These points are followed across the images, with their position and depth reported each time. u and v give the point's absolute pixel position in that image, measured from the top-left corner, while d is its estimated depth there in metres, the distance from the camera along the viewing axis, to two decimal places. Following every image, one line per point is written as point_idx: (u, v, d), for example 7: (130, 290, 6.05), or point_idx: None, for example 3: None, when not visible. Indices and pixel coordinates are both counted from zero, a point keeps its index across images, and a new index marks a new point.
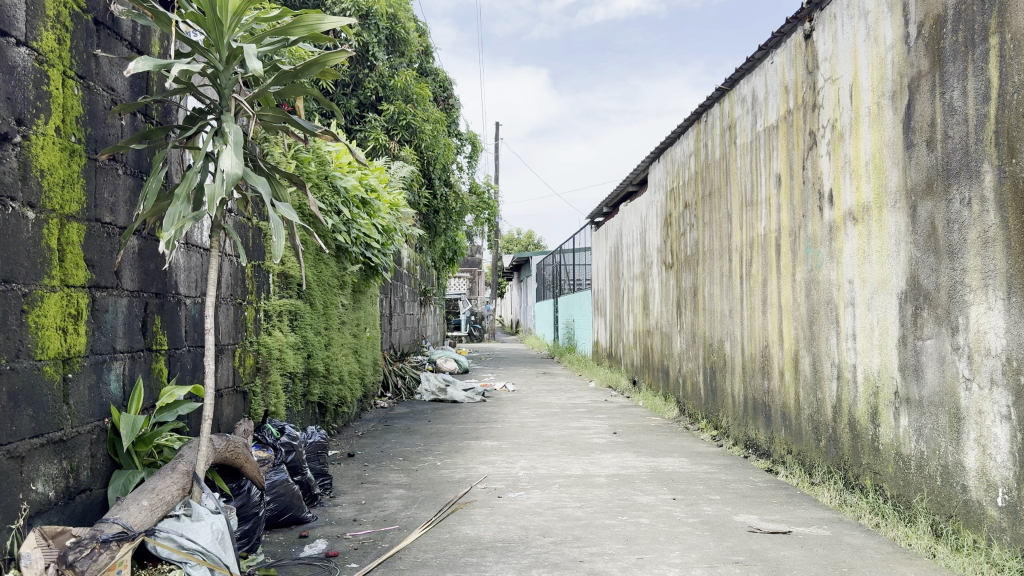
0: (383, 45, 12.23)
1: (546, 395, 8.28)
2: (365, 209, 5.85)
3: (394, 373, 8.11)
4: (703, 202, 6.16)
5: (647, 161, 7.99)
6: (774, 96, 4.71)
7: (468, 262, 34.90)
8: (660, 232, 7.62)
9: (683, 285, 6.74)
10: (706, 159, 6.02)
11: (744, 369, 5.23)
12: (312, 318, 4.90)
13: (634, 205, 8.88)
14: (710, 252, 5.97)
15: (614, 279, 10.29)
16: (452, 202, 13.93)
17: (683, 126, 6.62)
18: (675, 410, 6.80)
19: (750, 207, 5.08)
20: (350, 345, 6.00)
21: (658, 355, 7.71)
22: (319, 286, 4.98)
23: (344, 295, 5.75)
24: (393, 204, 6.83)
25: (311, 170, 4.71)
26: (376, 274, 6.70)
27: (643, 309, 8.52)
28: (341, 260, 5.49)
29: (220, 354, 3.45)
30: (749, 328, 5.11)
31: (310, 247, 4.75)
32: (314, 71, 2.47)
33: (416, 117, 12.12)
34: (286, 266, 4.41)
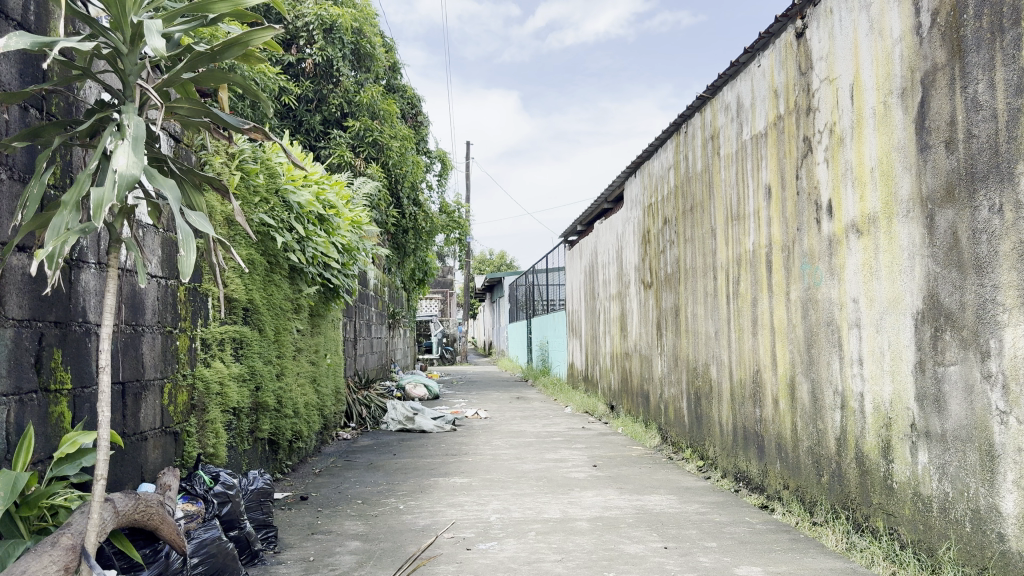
0: (349, 61, 11.81)
1: (520, 423, 7.85)
2: (323, 226, 5.41)
3: (358, 401, 7.63)
4: (683, 217, 5.81)
5: (622, 176, 7.65)
6: (762, 102, 4.38)
7: (440, 283, 34.44)
8: (637, 249, 7.27)
9: (663, 305, 6.37)
10: (686, 172, 5.68)
11: (733, 396, 4.86)
12: (261, 345, 4.44)
13: (610, 222, 8.52)
14: (692, 270, 5.61)
15: (589, 300, 9.92)
16: (421, 221, 13.50)
17: (661, 138, 6.29)
18: (657, 438, 6.41)
19: (736, 222, 4.73)
20: (307, 374, 5.54)
21: (637, 379, 7.32)
22: (269, 310, 4.53)
23: (299, 320, 5.29)
24: (355, 222, 6.40)
25: (259, 183, 4.28)
26: (336, 297, 6.25)
27: (620, 330, 8.14)
28: (295, 282, 5.05)
29: (145, 391, 2.99)
30: (738, 353, 4.75)
31: (258, 268, 4.31)
32: (237, 54, 2.06)
33: (383, 134, 11.71)
34: (229, 290, 3.97)
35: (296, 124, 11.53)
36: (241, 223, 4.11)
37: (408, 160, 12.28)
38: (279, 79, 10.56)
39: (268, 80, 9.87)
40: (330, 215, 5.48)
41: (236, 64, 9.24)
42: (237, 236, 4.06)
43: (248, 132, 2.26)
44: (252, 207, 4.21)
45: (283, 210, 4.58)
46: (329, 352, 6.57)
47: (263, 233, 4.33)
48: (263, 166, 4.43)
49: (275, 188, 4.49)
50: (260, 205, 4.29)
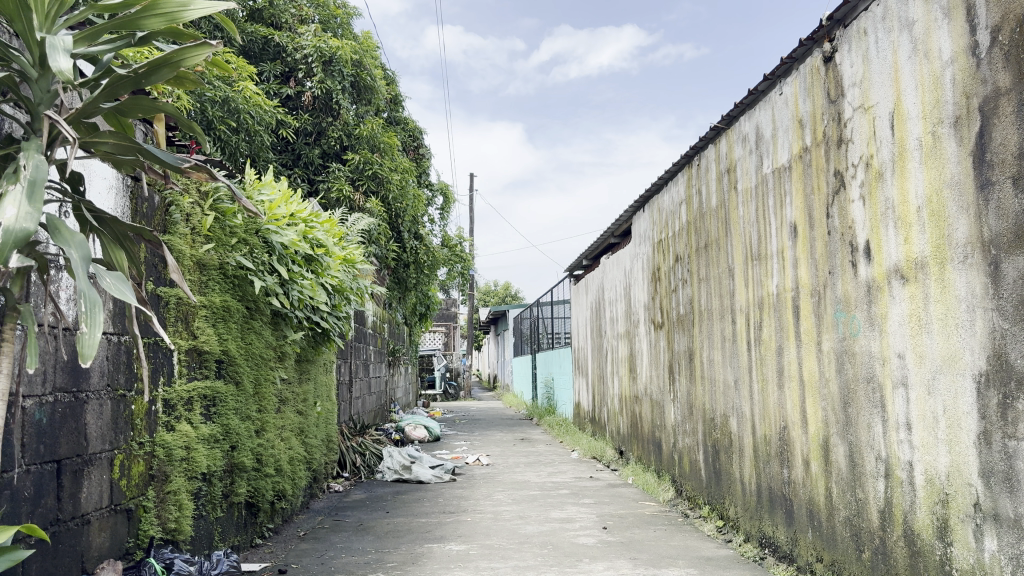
0: (349, 94, 11.51)
1: (523, 471, 7.40)
2: (310, 267, 5.03)
3: (351, 449, 7.19)
4: (696, 255, 5.43)
5: (630, 210, 7.27)
6: (784, 133, 4.02)
7: (444, 316, 34.06)
8: (646, 287, 6.87)
9: (675, 348, 5.97)
10: (700, 207, 5.31)
11: (756, 452, 4.45)
12: (238, 400, 4.05)
13: (617, 257, 8.13)
14: (707, 313, 5.21)
15: (596, 337, 9.51)
16: (422, 255, 13.13)
17: (672, 171, 5.93)
18: (671, 492, 5.97)
19: (757, 262, 4.34)
20: (292, 426, 5.13)
21: (648, 425, 6.89)
22: (247, 362, 4.14)
23: (284, 368, 4.89)
24: (348, 260, 6.02)
25: (236, 224, 3.91)
26: (328, 341, 5.85)
27: (628, 371, 7.72)
28: (278, 328, 4.66)
29: (91, 467, 2.59)
30: (761, 406, 4.34)
31: (234, 316, 3.93)
32: (168, 75, 1.68)
33: (383, 167, 11.39)
34: (200, 344, 3.58)
35: (294, 158, 11.21)
36: (215, 269, 3.74)
37: (409, 194, 11.95)
38: (276, 112, 10.26)
39: (265, 114, 9.57)
40: (318, 255, 5.10)
41: (230, 97, 8.93)
42: (211, 283, 3.69)
43: (188, 173, 1.89)
44: (227, 250, 3.84)
45: (264, 252, 4.20)
46: (319, 399, 6.15)
47: (240, 277, 3.96)
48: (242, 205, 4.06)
49: (255, 228, 4.12)
50: (238, 247, 3.92)
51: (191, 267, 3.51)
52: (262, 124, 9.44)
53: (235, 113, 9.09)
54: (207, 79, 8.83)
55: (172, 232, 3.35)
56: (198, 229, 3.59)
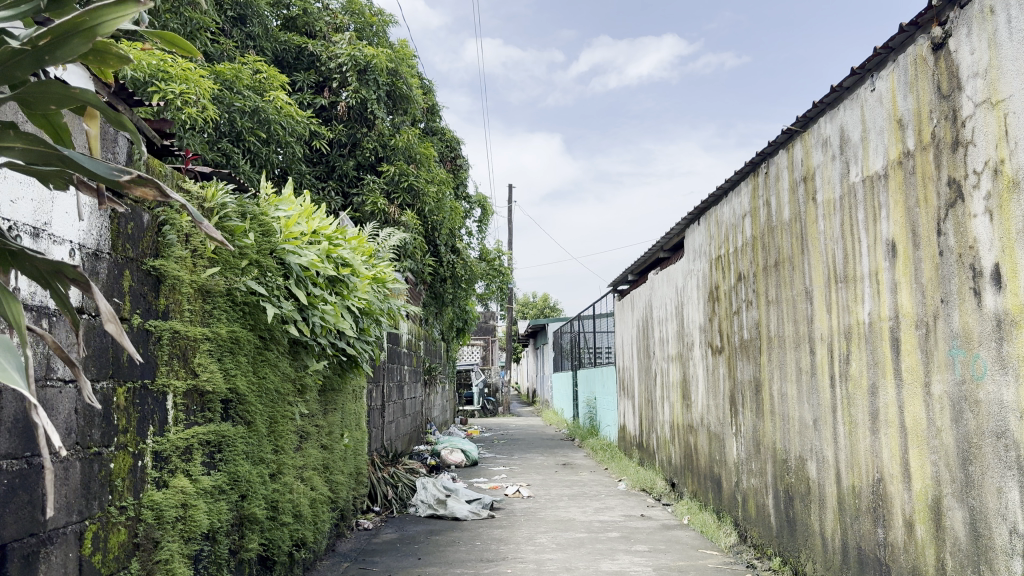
0: (384, 104, 11.01)
1: (566, 505, 6.84)
2: (334, 289, 4.56)
3: (383, 480, 6.70)
4: (764, 274, 4.85)
5: (684, 222, 6.70)
6: (878, 135, 3.44)
7: (482, 329, 33.65)
8: (701, 307, 6.29)
9: (737, 376, 5.39)
10: (769, 221, 4.74)
11: (841, 504, 3.86)
12: (250, 443, 3.59)
13: (667, 273, 7.55)
14: (778, 340, 4.63)
15: (643, 358, 8.93)
16: (459, 270, 12.68)
17: (733, 180, 5.36)
18: (733, 537, 5.37)
19: (844, 285, 3.77)
20: (316, 463, 4.67)
21: (705, 458, 6.29)
22: (261, 398, 3.68)
23: (307, 399, 4.44)
24: (378, 279, 5.55)
25: (247, 244, 3.46)
26: (356, 367, 5.38)
27: (680, 397, 7.12)
28: (298, 358, 4.20)
29: (51, 545, 2.12)
30: (848, 451, 3.75)
31: (245, 348, 3.47)
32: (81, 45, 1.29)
33: (419, 179, 10.95)
34: (202, 383, 3.12)
35: (328, 170, 10.84)
36: (222, 295, 3.29)
37: (446, 207, 11.51)
38: (309, 123, 9.89)
39: (297, 125, 9.20)
40: (342, 276, 4.63)
41: (261, 108, 8.57)
42: (216, 312, 3.24)
43: (129, 189, 1.38)
44: (236, 274, 3.39)
45: (281, 274, 3.74)
46: (347, 429, 5.68)
47: (253, 304, 3.50)
48: (256, 221, 3.61)
49: (271, 248, 3.66)
50: (250, 270, 3.47)
51: (192, 294, 3.06)
52: (293, 136, 9.08)
53: (265, 124, 8.70)
54: (237, 90, 8.48)
55: (167, 254, 2.88)
56: (202, 251, 3.16)
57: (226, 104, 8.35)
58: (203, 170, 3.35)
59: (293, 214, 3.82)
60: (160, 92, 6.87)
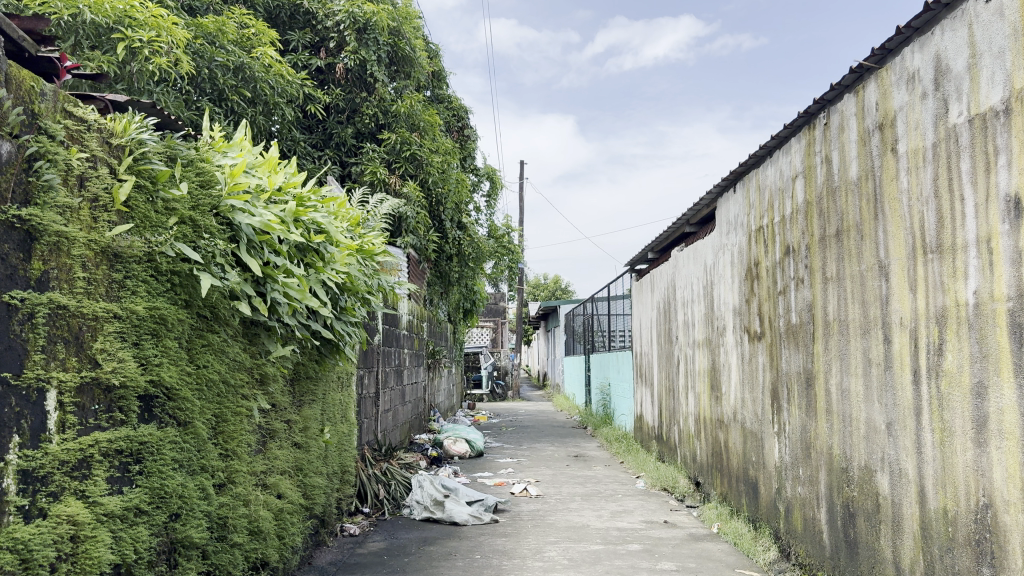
0: (385, 65, 10.26)
1: (579, 508, 6.07)
2: (305, 260, 3.81)
3: (373, 478, 5.95)
4: (820, 246, 4.06)
5: (716, 190, 5.90)
6: (995, 60, 2.63)
7: (493, 311, 32.91)
8: (735, 287, 5.51)
9: (782, 367, 4.62)
10: (829, 182, 3.94)
11: (926, 529, 3.09)
12: (185, 448, 2.85)
13: (694, 249, 6.75)
14: (838, 325, 3.86)
15: (665, 343, 8.14)
16: (466, 247, 11.90)
17: (781, 136, 4.56)
18: (774, 553, 4.61)
19: (937, 256, 2.98)
20: (284, 465, 3.95)
21: (738, 458, 5.53)
22: (199, 393, 2.94)
23: (273, 390, 3.70)
24: (364, 251, 4.80)
25: (174, 197, 2.70)
26: (338, 352, 4.64)
27: (708, 388, 6.35)
28: (255, 341, 3.46)
29: None
30: (939, 465, 2.98)
31: (175, 330, 2.73)
32: None
33: (422, 148, 10.16)
34: (106, 374, 2.38)
35: (325, 137, 10.07)
36: (140, 262, 2.55)
37: (451, 178, 10.70)
38: (301, 85, 9.12)
39: (289, 86, 8.43)
40: (314, 245, 3.88)
41: (246, 65, 7.80)
42: (129, 283, 2.49)
43: None
44: (161, 235, 2.64)
45: (227, 237, 2.98)
46: (329, 423, 4.93)
47: (184, 272, 2.75)
48: (190, 168, 2.85)
49: (214, 204, 2.90)
50: (180, 228, 2.71)
51: (89, 257, 2.32)
52: (282, 96, 8.28)
53: (251, 83, 7.93)
54: (220, 44, 7.72)
55: (45, 200, 2.13)
56: (107, 201, 2.40)
57: (206, 59, 7.58)
58: (115, 99, 2.59)
59: (242, 162, 3.05)
60: (127, 40, 5.99)
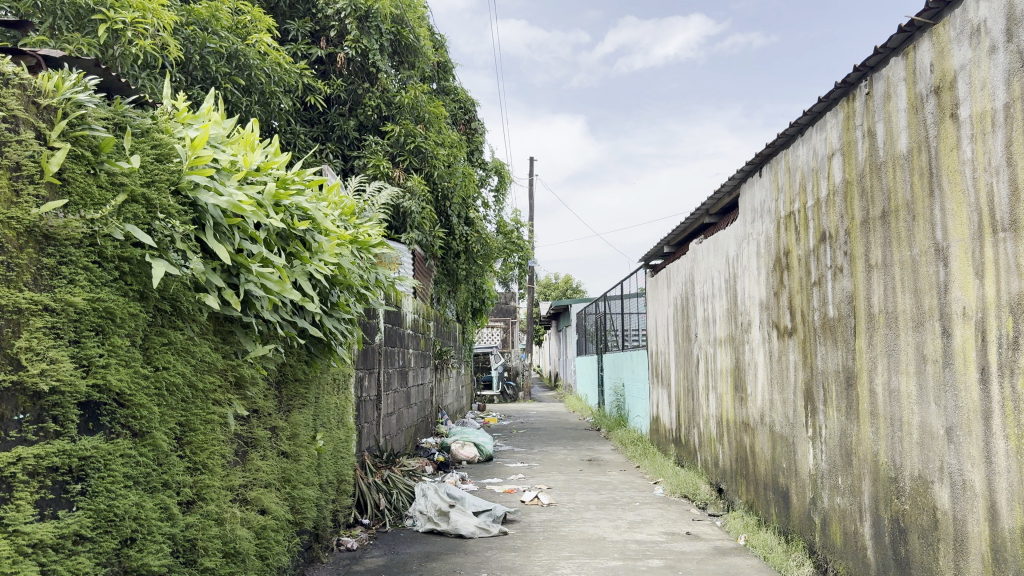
0: (388, 55, 9.89)
1: (595, 517, 5.66)
2: (288, 247, 3.43)
3: (373, 486, 5.55)
4: (862, 230, 3.64)
5: (739, 176, 5.47)
6: None
7: (504, 310, 32.58)
8: (762, 279, 5.09)
9: (817, 365, 4.20)
10: (873, 157, 3.52)
11: (998, 551, 2.67)
12: (141, 461, 2.47)
13: (714, 241, 6.33)
14: (886, 317, 3.44)
15: (683, 341, 7.72)
16: (473, 243, 11.50)
17: (816, 110, 4.13)
18: (810, 570, 4.18)
19: (1013, 235, 2.55)
20: (269, 477, 3.58)
21: (766, 464, 5.11)
22: (158, 399, 2.56)
23: (253, 394, 3.32)
24: (359, 242, 4.42)
25: (122, 170, 2.31)
26: (331, 352, 4.25)
27: (731, 388, 5.93)
28: (229, 339, 3.07)
29: None
30: (1015, 478, 2.56)
31: (124, 326, 2.35)
32: None
33: (427, 140, 9.77)
34: (33, 378, 2.00)
35: (326, 131, 9.72)
36: (79, 246, 2.17)
37: (457, 172, 10.29)
38: (300, 75, 8.77)
39: (285, 74, 8.07)
40: (298, 232, 3.49)
41: (240, 51, 7.45)
42: (64, 270, 2.12)
43: None
44: (106, 215, 2.26)
45: (190, 219, 2.59)
46: (323, 429, 4.54)
47: (135, 259, 2.37)
48: (144, 140, 2.46)
49: (173, 180, 2.51)
50: (129, 208, 2.33)
51: (8, 238, 1.94)
52: (279, 85, 7.93)
53: (246, 70, 7.58)
54: (212, 31, 7.37)
55: None
56: (34, 171, 2.02)
57: (198, 45, 7.24)
58: (49, 54, 2.22)
59: (205, 133, 2.65)
60: (109, 21, 5.64)
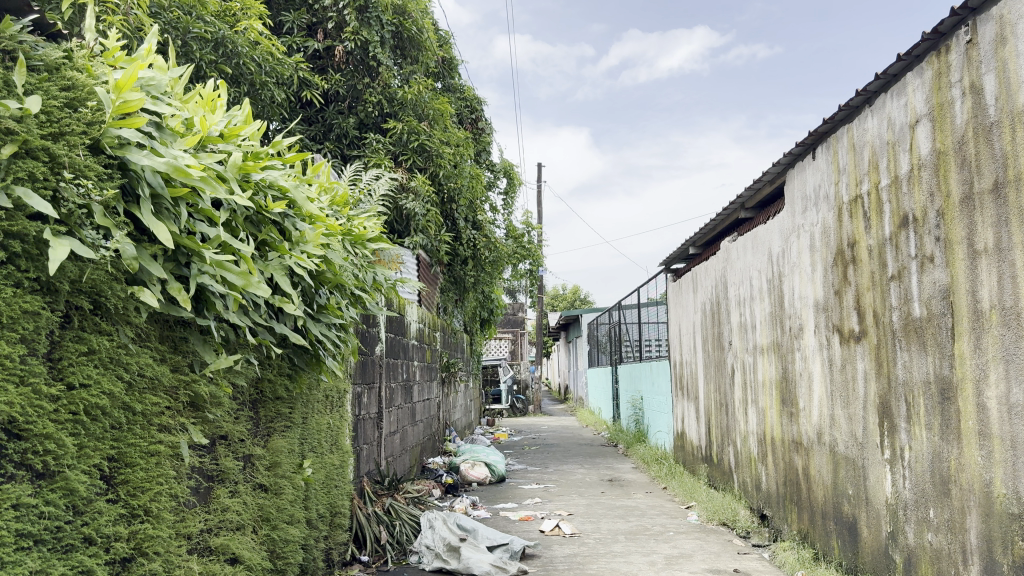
0: (390, 47, 9.28)
1: (625, 551, 4.97)
2: (259, 233, 2.78)
3: (373, 518, 4.88)
4: (964, 208, 2.97)
5: (785, 161, 4.83)
6: None
7: (511, 323, 32.00)
8: (818, 276, 4.43)
9: (898, 374, 3.52)
10: (979, 117, 2.86)
11: None
12: (47, 511, 1.81)
13: (753, 237, 5.68)
14: (1001, 313, 2.77)
15: (714, 350, 7.04)
16: (482, 249, 10.84)
17: (894, 72, 3.48)
18: None
19: None
20: (240, 518, 2.92)
21: (826, 490, 4.43)
22: (73, 428, 1.90)
23: (216, 417, 2.67)
24: (355, 237, 3.78)
25: (9, 112, 1.67)
26: (319, 365, 3.60)
27: (776, 401, 5.26)
28: (181, 349, 2.43)
29: None
30: None
31: (15, 328, 1.70)
32: None
33: (432, 138, 9.14)
34: None
35: (325, 129, 9.14)
36: None
37: (464, 172, 9.66)
38: (295, 67, 8.19)
39: (278, 65, 7.51)
40: (273, 217, 2.84)
41: (227, 38, 6.89)
42: None
43: None
44: None
45: (114, 186, 1.95)
46: (313, 454, 3.88)
47: (30, 236, 1.73)
48: (47, 77, 1.82)
49: (91, 133, 1.88)
50: (21, 165, 1.68)
51: None
52: (270, 75, 7.35)
53: (234, 58, 7.01)
54: (197, 15, 6.78)
55: None
56: None
57: (180, 30, 6.65)
58: None
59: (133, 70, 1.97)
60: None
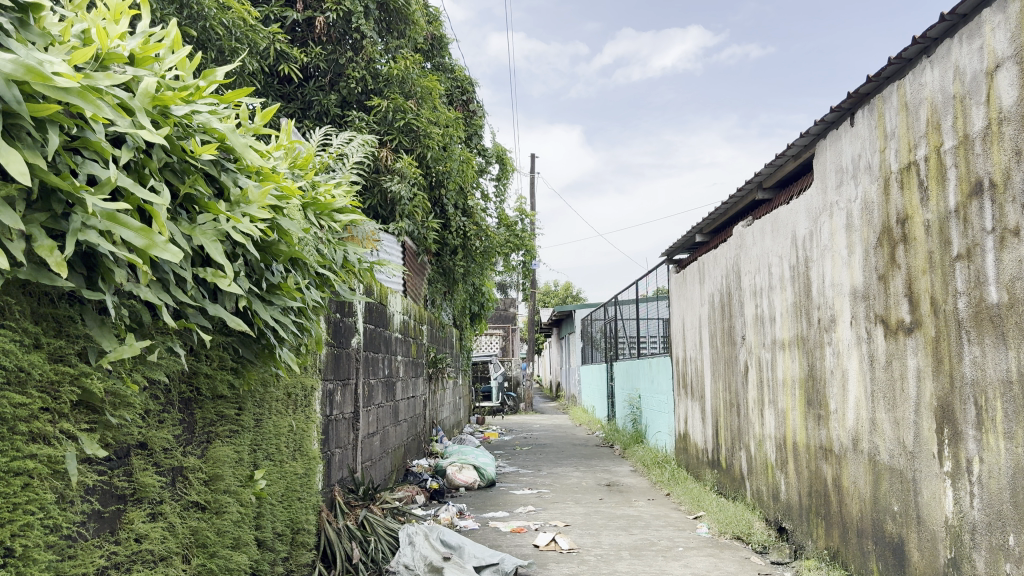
0: (375, 20, 8.68)
1: (631, 571, 4.40)
2: (182, 186, 2.18)
3: (345, 533, 4.28)
4: None
5: (815, 131, 4.26)
6: None
7: (501, 318, 31.54)
8: (856, 258, 3.85)
9: (967, 373, 2.95)
10: None
11: None
12: None
13: (772, 220, 5.11)
14: None
15: (723, 345, 6.48)
16: (472, 237, 10.26)
17: (964, 10, 2.92)
18: None
19: None
20: (164, 547, 2.33)
21: (863, 505, 3.86)
22: None
23: (124, 421, 2.07)
24: (319, 206, 3.18)
25: None
26: (274, 359, 2.99)
27: (801, 402, 4.68)
28: (67, 330, 1.82)
29: None
30: None
31: None
32: None
33: (420, 116, 8.52)
34: None
35: (304, 106, 8.55)
36: None
37: (454, 155, 9.07)
38: (270, 37, 7.58)
39: (251, 31, 6.90)
40: (201, 166, 2.23)
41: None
42: None
43: None
44: None
45: None
46: (269, 461, 3.28)
47: None
48: None
49: None
50: None
51: None
52: (241, 41, 6.75)
53: (200, 21, 6.42)
54: None
55: None
56: None
57: None
58: None
59: None
60: None
